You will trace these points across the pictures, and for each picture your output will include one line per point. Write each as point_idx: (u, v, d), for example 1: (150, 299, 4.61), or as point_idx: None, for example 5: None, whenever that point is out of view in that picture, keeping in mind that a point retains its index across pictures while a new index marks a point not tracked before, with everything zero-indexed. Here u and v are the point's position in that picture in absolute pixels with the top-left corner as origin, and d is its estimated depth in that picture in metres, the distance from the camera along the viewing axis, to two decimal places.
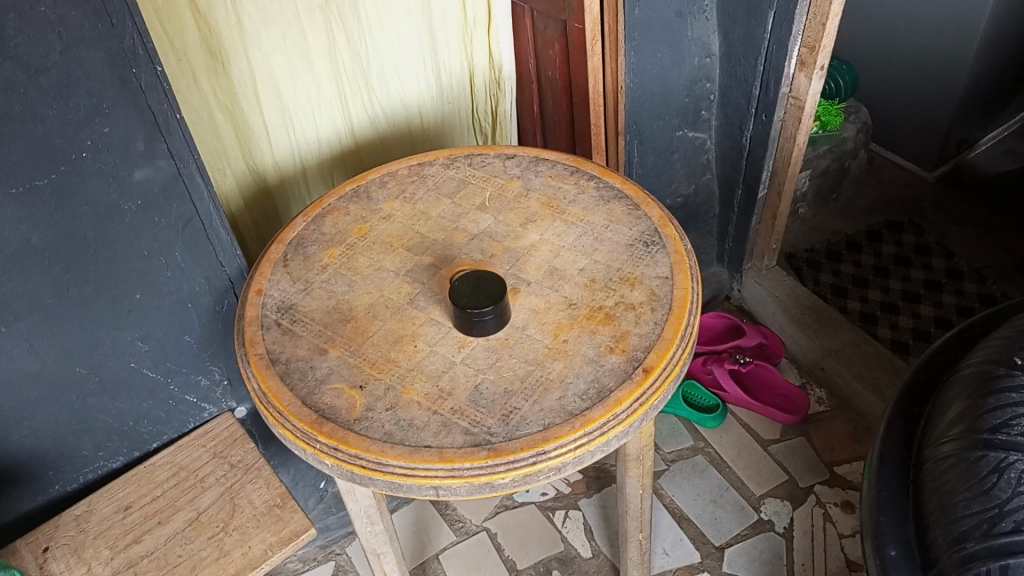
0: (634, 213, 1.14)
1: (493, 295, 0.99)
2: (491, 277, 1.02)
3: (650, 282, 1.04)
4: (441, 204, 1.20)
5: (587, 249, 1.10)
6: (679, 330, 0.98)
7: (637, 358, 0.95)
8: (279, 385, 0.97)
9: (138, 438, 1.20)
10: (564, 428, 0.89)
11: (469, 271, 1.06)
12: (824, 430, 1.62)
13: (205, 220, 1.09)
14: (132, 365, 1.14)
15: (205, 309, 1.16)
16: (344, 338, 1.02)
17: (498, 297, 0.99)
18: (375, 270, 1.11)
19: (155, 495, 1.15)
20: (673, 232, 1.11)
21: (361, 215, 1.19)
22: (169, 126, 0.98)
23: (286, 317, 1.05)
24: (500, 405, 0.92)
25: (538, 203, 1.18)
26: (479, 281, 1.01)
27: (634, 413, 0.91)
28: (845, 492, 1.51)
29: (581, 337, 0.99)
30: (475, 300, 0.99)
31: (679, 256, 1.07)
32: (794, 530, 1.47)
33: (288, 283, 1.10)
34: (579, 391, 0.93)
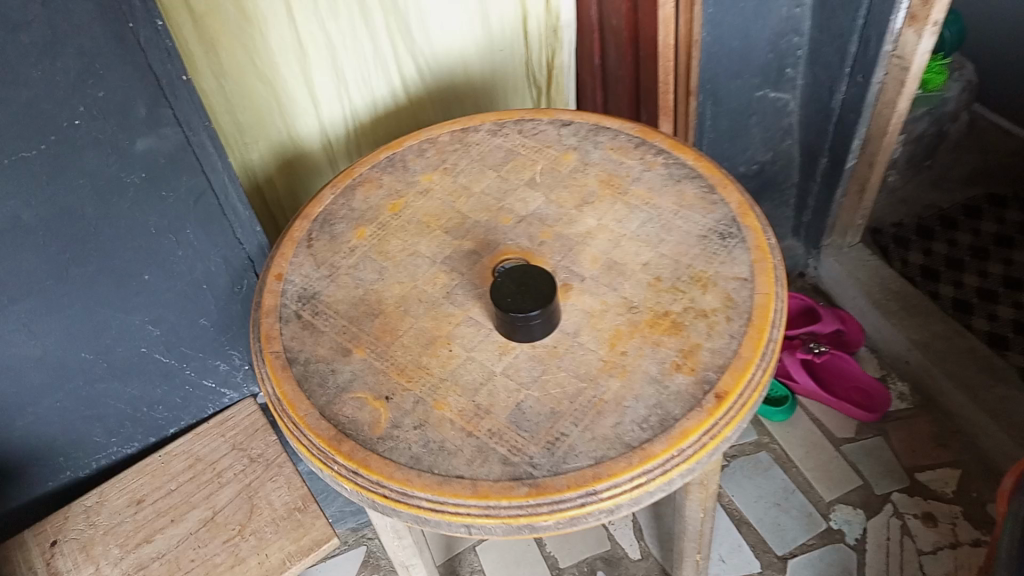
0: (708, 197, 0.98)
1: (546, 293, 0.85)
2: (538, 269, 0.89)
3: (725, 285, 0.89)
4: (486, 178, 1.05)
5: (651, 241, 0.95)
6: (760, 347, 0.83)
7: (708, 380, 0.81)
8: (295, 392, 0.85)
9: (153, 424, 1.10)
10: (618, 464, 0.76)
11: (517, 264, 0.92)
12: (905, 430, 1.47)
13: (221, 192, 0.96)
14: (144, 350, 1.02)
15: (223, 290, 1.04)
16: (371, 336, 0.90)
17: (551, 295, 0.85)
18: (408, 256, 0.98)
19: (169, 489, 1.06)
20: (754, 223, 0.95)
21: (395, 188, 1.06)
22: (174, 90, 0.85)
23: (308, 309, 0.93)
24: (545, 430, 0.80)
25: (596, 180, 1.03)
26: (524, 274, 0.87)
27: (703, 449, 0.78)
28: (927, 502, 1.38)
29: (641, 350, 0.85)
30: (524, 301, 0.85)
31: (762, 252, 0.91)
32: (866, 543, 1.35)
33: (312, 266, 0.97)
34: (637, 417, 0.80)
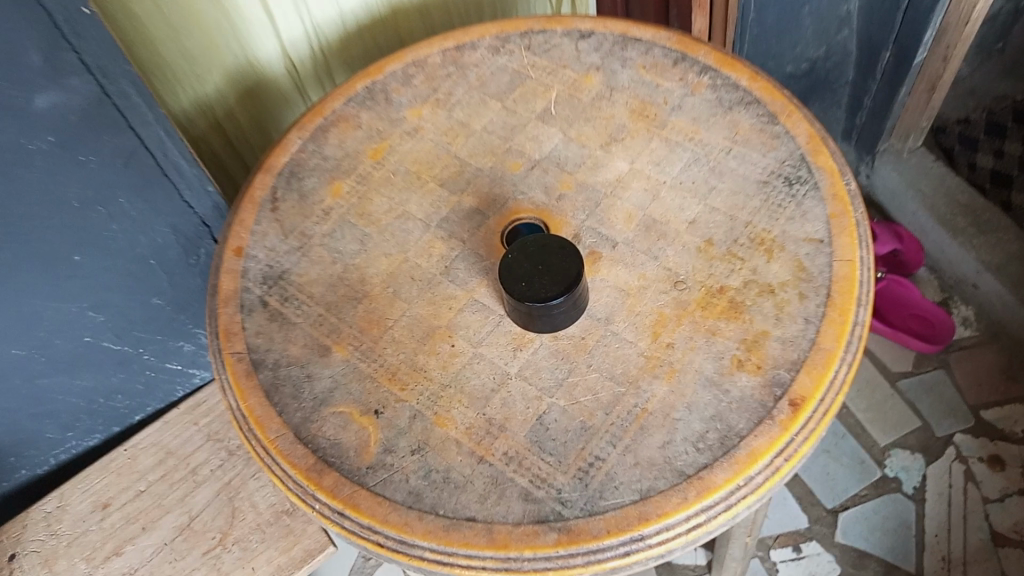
0: (768, 128, 0.78)
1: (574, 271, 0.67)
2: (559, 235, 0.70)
3: (796, 249, 0.71)
4: (489, 112, 0.85)
5: (698, 190, 0.76)
6: (844, 335, 0.66)
7: (780, 382, 0.64)
8: (262, 407, 0.69)
9: (114, 415, 0.95)
10: (670, 500, 0.60)
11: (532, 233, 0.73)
12: (969, 361, 1.29)
13: (157, 148, 0.76)
14: (88, 339, 0.84)
15: (176, 264, 0.86)
16: (355, 329, 0.72)
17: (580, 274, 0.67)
18: (396, 219, 0.79)
19: (138, 490, 0.91)
20: (828, 162, 0.75)
21: (377, 128, 0.85)
22: (78, 27, 0.64)
23: (277, 294, 0.75)
24: (575, 453, 0.64)
25: (625, 111, 0.82)
26: (543, 249, 0.68)
27: (777, 475, 0.61)
28: (994, 444, 1.21)
29: (692, 342, 0.67)
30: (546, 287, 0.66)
31: (840, 202, 0.72)
32: (925, 493, 1.19)
33: (278, 236, 0.79)
34: (690, 435, 0.63)
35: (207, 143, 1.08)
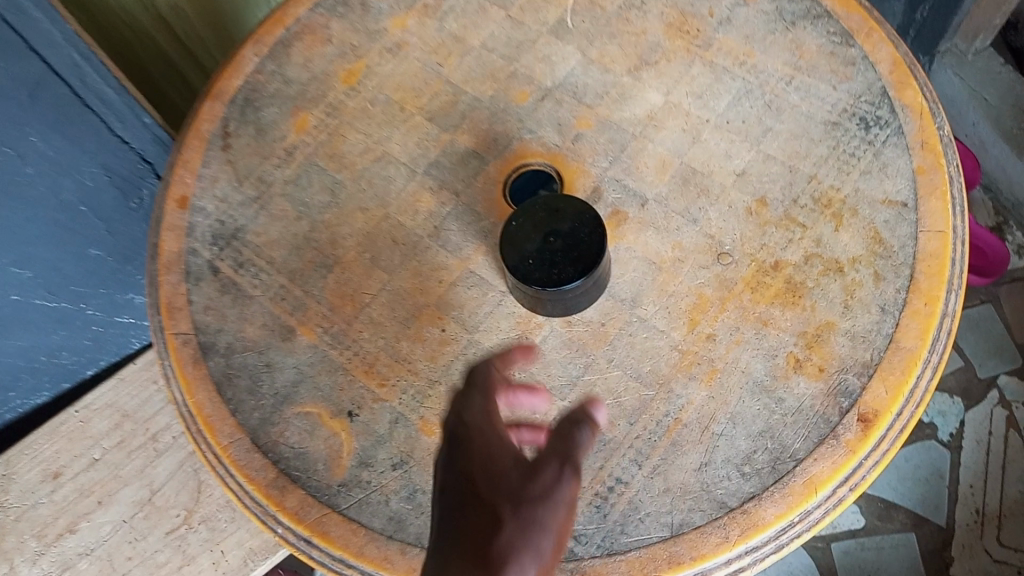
0: (842, 52, 0.62)
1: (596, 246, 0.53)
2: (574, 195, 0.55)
3: (871, 214, 0.56)
4: (490, 22, 0.69)
5: (750, 132, 0.61)
6: (930, 332, 0.53)
7: (847, 391, 0.52)
8: (212, 405, 0.57)
9: (62, 370, 0.82)
10: (707, 540, 0.49)
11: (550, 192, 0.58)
12: None
13: (72, 74, 0.62)
14: (15, 298, 0.71)
15: (112, 208, 0.72)
16: (323, 306, 0.59)
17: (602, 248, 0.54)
18: (375, 163, 0.64)
19: (93, 458, 0.80)
20: (918, 99, 0.60)
21: (350, 42, 0.69)
22: None
23: (229, 258, 0.62)
24: (591, 474, 0.52)
25: (661, 25, 0.66)
26: (554, 216, 0.54)
27: (840, 508, 0.50)
28: None
29: (737, 335, 0.55)
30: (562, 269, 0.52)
31: (931, 154, 0.57)
32: (963, 440, 1.03)
33: (231, 183, 0.65)
34: (734, 455, 0.51)
35: (150, 40, 0.87)
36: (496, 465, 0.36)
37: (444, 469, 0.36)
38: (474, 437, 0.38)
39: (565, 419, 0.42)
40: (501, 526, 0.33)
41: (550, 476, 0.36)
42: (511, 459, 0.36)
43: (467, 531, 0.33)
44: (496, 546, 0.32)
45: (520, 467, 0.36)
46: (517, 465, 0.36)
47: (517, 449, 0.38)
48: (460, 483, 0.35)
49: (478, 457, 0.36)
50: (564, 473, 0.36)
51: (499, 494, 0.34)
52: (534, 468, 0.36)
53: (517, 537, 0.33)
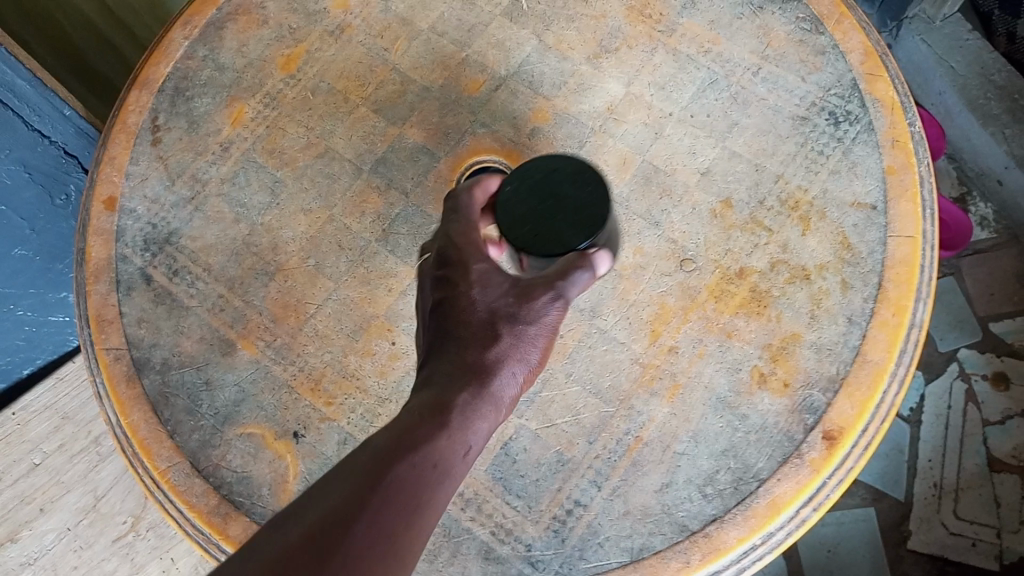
0: (812, 39, 0.59)
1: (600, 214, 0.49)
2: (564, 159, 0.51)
3: (840, 218, 0.54)
4: (440, 3, 0.64)
5: (715, 127, 0.58)
6: (897, 345, 0.51)
7: (812, 407, 0.50)
8: (149, 426, 0.54)
9: None
10: (669, 565, 0.48)
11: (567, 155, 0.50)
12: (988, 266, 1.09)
13: None
14: None
15: (36, 203, 0.67)
16: (265, 317, 0.56)
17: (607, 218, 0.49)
18: (318, 159, 0.60)
19: (33, 464, 0.76)
20: (888, 92, 0.57)
21: (289, 24, 0.64)
22: None
23: (163, 265, 0.58)
24: (550, 497, 0.50)
25: (621, 7, 0.62)
26: (554, 177, 0.49)
27: (804, 529, 0.49)
28: (1001, 361, 1.01)
29: (700, 347, 0.52)
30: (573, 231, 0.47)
31: (900, 153, 0.55)
32: (922, 414, 0.99)
33: (163, 181, 0.60)
34: (696, 476, 0.49)
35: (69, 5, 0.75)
36: (495, 290, 0.41)
37: (441, 286, 0.42)
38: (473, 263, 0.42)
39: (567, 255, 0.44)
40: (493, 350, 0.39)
41: (544, 301, 0.41)
42: (507, 285, 0.41)
43: (467, 348, 0.39)
44: (489, 361, 0.39)
45: (516, 291, 0.41)
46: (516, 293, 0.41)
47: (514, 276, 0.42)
48: (461, 304, 0.40)
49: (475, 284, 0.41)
50: (557, 301, 0.41)
51: (494, 321, 0.40)
52: (531, 295, 0.41)
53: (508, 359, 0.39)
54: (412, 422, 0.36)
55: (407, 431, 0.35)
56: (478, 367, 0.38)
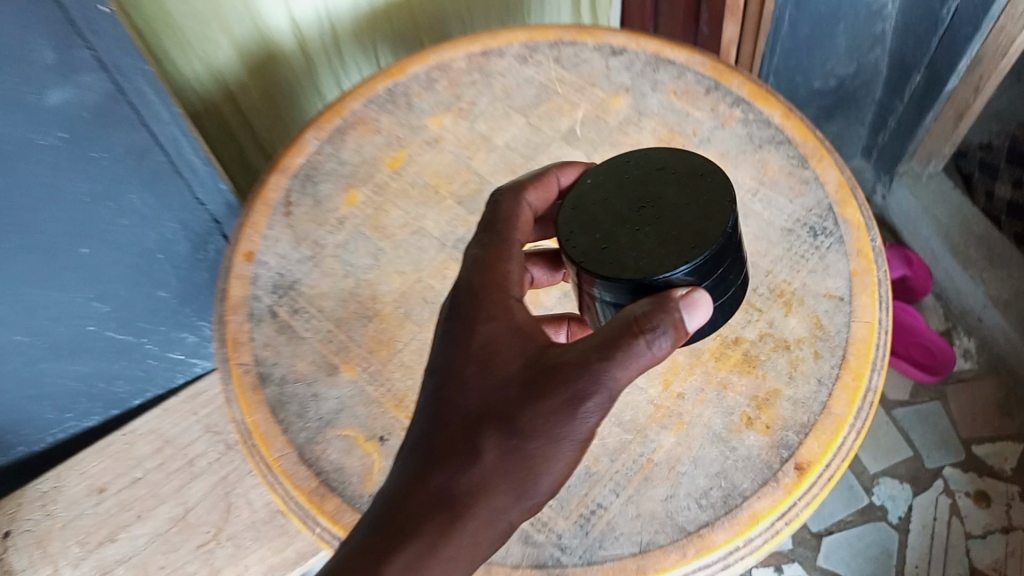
0: (798, 172, 0.77)
1: (702, 221, 0.52)
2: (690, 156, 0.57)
3: (815, 304, 0.70)
4: (512, 126, 0.83)
5: None
6: (855, 402, 0.65)
7: (787, 444, 0.64)
8: (267, 423, 0.69)
9: (113, 398, 0.95)
10: (668, 556, 0.61)
11: (676, 172, 0.55)
12: (968, 394, 1.29)
13: (170, 147, 0.75)
14: (92, 328, 0.84)
15: (183, 259, 0.85)
16: (363, 349, 0.72)
17: (706, 224, 0.52)
18: (411, 235, 0.78)
19: (135, 477, 0.92)
20: (856, 214, 0.74)
21: (396, 133, 0.84)
22: (93, 24, 0.62)
23: (286, 305, 0.74)
24: (578, 499, 0.64)
25: (653, 139, 0.81)
26: (658, 186, 0.55)
27: (776, 538, 0.61)
28: (982, 480, 1.22)
29: (702, 394, 0.67)
30: (642, 247, 0.51)
31: (864, 260, 0.71)
32: (909, 523, 1.21)
33: (290, 243, 0.78)
34: (693, 490, 0.63)
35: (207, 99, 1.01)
36: (501, 381, 0.48)
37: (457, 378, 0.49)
38: (490, 343, 0.50)
39: (597, 340, 0.48)
40: (488, 453, 0.47)
41: (552, 401, 0.47)
42: (515, 380, 0.48)
43: (457, 462, 0.46)
44: (472, 480, 0.46)
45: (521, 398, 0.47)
46: (523, 388, 0.48)
47: (527, 375, 0.48)
48: (466, 395, 0.48)
49: (484, 371, 0.49)
50: (569, 400, 0.46)
51: (495, 418, 0.47)
52: (542, 393, 0.47)
53: (503, 462, 0.46)
54: (383, 538, 0.45)
55: (377, 540, 0.45)
56: (468, 469, 0.46)
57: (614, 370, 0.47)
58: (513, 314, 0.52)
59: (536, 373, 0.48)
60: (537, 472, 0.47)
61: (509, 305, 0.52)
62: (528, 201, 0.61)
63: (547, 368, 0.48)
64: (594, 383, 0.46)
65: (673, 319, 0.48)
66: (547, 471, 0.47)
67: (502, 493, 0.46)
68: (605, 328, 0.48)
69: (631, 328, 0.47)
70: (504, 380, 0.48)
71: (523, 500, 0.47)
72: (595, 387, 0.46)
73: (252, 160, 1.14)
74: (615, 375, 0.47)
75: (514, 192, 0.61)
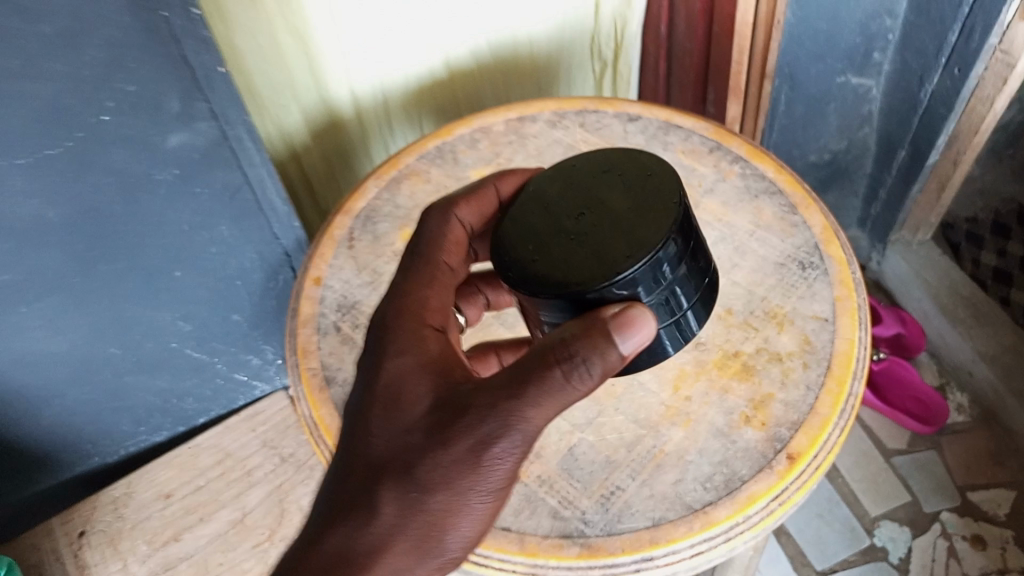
0: (789, 217, 0.89)
1: (630, 230, 0.59)
2: (630, 166, 0.64)
3: (804, 324, 0.81)
4: None
5: (723, 264, 0.87)
6: (839, 403, 0.76)
7: (780, 438, 0.74)
8: (332, 416, 0.80)
9: (182, 415, 1.08)
10: (677, 529, 0.70)
11: (615, 189, 0.62)
12: (961, 444, 1.38)
13: (257, 187, 0.89)
14: (174, 345, 0.98)
15: (257, 286, 0.99)
16: None
17: (634, 231, 0.58)
18: None
19: (198, 485, 1.02)
20: (838, 251, 0.86)
21: (444, 183, 0.98)
22: (210, 82, 0.77)
23: (348, 321, 0.87)
24: (599, 482, 0.74)
25: None
26: (595, 201, 0.62)
27: (771, 516, 0.70)
28: (977, 524, 1.29)
29: (707, 397, 0.78)
30: (572, 255, 0.59)
31: (846, 289, 0.83)
32: (910, 564, 1.27)
33: (353, 271, 0.91)
34: (699, 475, 0.73)
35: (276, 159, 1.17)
36: (410, 426, 0.57)
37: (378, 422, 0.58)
38: (401, 384, 0.59)
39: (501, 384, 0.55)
40: (399, 494, 0.55)
41: (455, 446, 0.55)
42: (425, 426, 0.57)
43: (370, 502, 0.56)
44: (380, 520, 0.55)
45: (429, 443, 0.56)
46: (429, 434, 0.56)
47: (435, 421, 0.56)
48: (381, 441, 0.57)
49: (396, 415, 0.58)
50: (471, 445, 0.55)
51: (407, 462, 0.56)
52: (450, 440, 0.55)
53: (407, 508, 0.55)
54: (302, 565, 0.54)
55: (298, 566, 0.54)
56: (376, 513, 0.55)
57: (515, 414, 0.54)
58: (426, 356, 0.61)
59: (442, 418, 0.56)
60: (442, 512, 0.55)
61: (423, 345, 0.61)
62: (456, 214, 0.72)
63: (453, 417, 0.56)
64: (493, 428, 0.54)
65: (594, 351, 0.54)
66: (450, 511, 0.56)
67: (411, 530, 0.55)
68: (515, 369, 0.55)
69: (547, 361, 0.54)
70: (412, 424, 0.57)
71: (428, 541, 0.56)
72: (497, 433, 0.54)
73: (308, 214, 1.29)
74: (521, 418, 0.54)
75: (444, 208, 0.73)
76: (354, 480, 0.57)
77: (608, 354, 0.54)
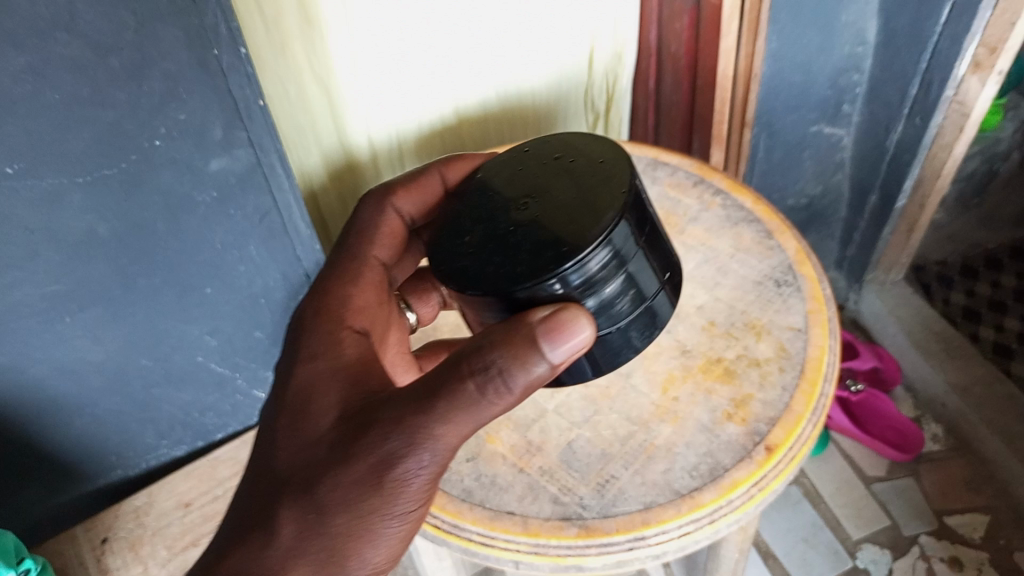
0: (766, 242, 0.99)
1: (560, 212, 0.67)
2: (576, 161, 0.73)
3: (781, 334, 0.90)
4: None
5: (707, 283, 0.97)
6: (812, 402, 0.84)
7: (759, 432, 0.82)
8: None
9: (202, 429, 1.15)
10: (667, 511, 0.77)
11: (558, 180, 0.71)
12: (938, 472, 1.45)
13: (283, 212, 0.98)
14: (201, 359, 1.06)
15: (279, 305, 1.08)
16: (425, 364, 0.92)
17: (564, 213, 0.67)
18: None
19: (216, 494, 1.09)
20: (811, 271, 0.95)
21: None
22: (250, 113, 0.86)
23: None
24: (595, 471, 0.81)
25: None
26: (536, 190, 0.71)
27: (752, 501, 0.78)
28: (954, 546, 1.35)
29: (693, 397, 0.86)
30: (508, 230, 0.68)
31: (817, 303, 0.92)
32: None
33: None
34: (686, 465, 0.80)
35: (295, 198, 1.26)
36: (318, 438, 0.62)
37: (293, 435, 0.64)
38: (315, 398, 0.65)
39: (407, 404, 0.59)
40: (304, 507, 0.60)
41: (358, 464, 0.59)
42: (333, 439, 0.62)
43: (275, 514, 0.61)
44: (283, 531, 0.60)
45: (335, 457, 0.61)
46: (332, 448, 0.61)
47: (343, 435, 0.61)
48: (290, 454, 0.63)
49: (308, 426, 0.63)
50: (375, 462, 0.59)
51: (312, 472, 0.61)
52: (356, 456, 0.59)
53: (307, 527, 0.60)
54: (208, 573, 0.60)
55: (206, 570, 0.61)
56: (280, 526, 0.60)
57: (418, 433, 0.58)
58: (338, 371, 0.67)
59: (344, 433, 0.61)
60: (350, 525, 0.59)
61: (334, 357, 0.68)
62: (392, 202, 0.86)
63: (360, 436, 0.60)
64: (395, 447, 0.58)
65: (498, 366, 0.58)
66: (357, 526, 0.60)
67: (313, 543, 0.60)
68: (428, 384, 0.59)
69: (462, 373, 0.58)
70: (322, 436, 0.62)
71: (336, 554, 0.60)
72: (399, 452, 0.58)
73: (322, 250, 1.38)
74: (428, 435, 0.58)
75: (382, 196, 0.86)
76: (264, 494, 0.62)
77: (530, 365, 0.59)
